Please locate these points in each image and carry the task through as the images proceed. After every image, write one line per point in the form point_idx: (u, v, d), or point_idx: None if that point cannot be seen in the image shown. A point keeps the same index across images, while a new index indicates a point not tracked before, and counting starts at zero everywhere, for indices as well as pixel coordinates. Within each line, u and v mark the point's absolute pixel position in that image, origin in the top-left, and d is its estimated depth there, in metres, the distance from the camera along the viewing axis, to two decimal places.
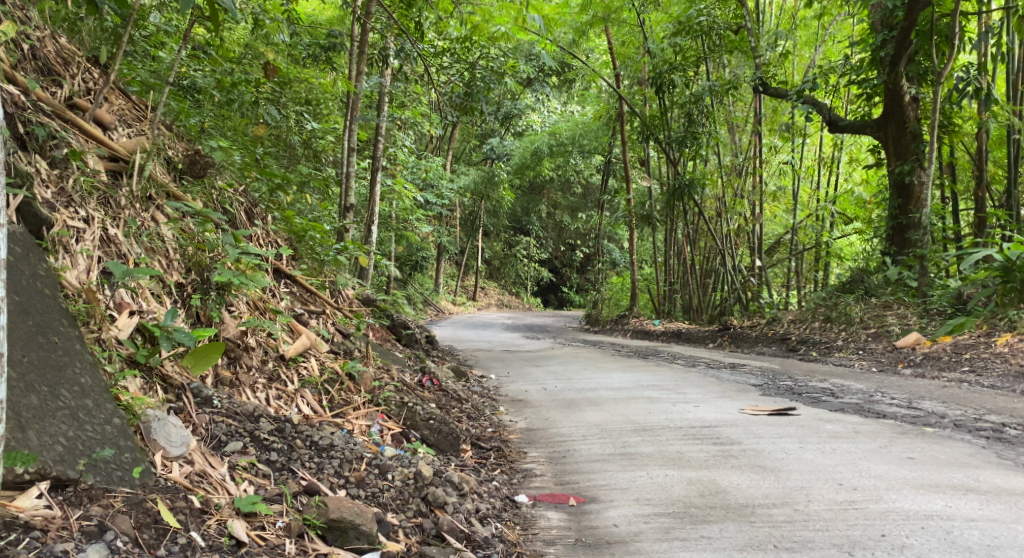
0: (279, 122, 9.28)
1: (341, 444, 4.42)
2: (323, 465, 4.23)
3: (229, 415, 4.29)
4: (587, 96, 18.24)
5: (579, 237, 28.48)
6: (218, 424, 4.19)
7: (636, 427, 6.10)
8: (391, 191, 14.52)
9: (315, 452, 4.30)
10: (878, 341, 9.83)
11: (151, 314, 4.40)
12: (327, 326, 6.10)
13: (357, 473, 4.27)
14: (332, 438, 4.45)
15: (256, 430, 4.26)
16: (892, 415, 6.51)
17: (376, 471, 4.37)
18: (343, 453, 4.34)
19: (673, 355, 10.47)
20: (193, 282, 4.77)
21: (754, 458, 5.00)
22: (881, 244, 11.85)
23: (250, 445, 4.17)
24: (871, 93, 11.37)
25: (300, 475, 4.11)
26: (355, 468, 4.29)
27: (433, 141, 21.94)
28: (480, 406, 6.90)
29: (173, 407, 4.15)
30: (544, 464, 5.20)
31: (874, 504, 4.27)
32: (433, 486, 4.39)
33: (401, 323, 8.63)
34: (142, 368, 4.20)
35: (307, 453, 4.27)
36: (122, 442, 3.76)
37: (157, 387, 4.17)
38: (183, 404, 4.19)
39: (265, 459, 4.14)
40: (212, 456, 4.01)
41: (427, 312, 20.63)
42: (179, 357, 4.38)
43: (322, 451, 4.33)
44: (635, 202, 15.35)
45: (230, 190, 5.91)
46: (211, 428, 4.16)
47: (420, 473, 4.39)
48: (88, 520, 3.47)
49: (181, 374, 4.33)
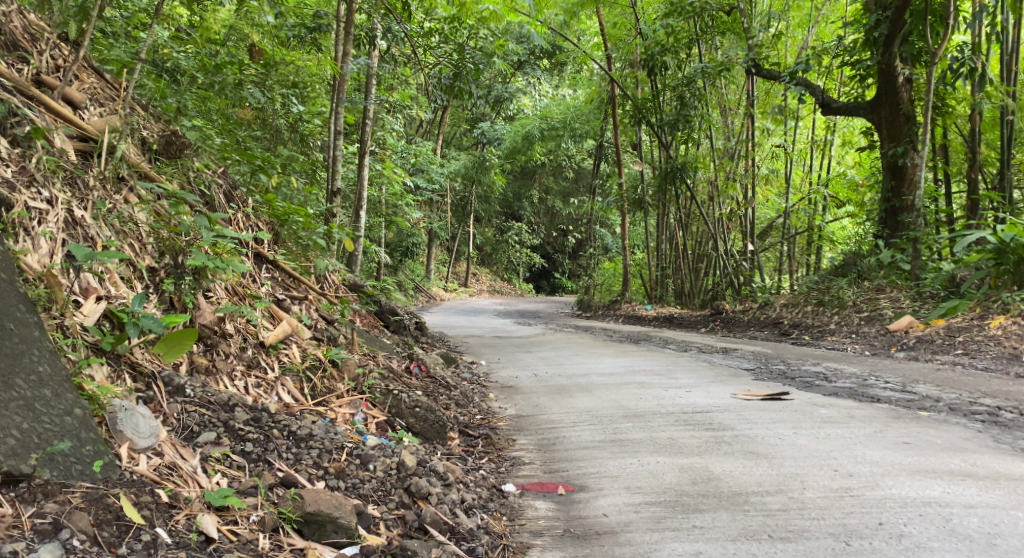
0: (265, 106, 9.10)
1: (320, 433, 4.30)
2: (301, 456, 4.10)
3: (202, 404, 4.15)
4: (579, 79, 18.05)
5: (571, 222, 28.33)
6: (190, 414, 4.05)
7: (627, 413, 5.97)
8: (381, 175, 14.35)
9: (293, 443, 4.16)
10: (871, 324, 9.73)
11: (120, 300, 4.26)
12: (310, 312, 5.97)
13: (337, 463, 4.14)
14: (312, 427, 4.32)
15: (231, 420, 4.12)
16: (887, 399, 6.40)
17: (358, 461, 4.23)
18: (322, 444, 4.20)
19: (665, 340, 10.35)
20: (167, 267, 4.63)
21: (747, 444, 4.88)
22: (874, 227, 11.73)
23: (225, 435, 4.04)
24: (864, 74, 11.22)
25: (277, 466, 3.98)
26: (334, 458, 4.16)
27: (424, 125, 21.75)
28: (468, 393, 6.78)
29: (141, 397, 4.01)
30: (532, 452, 5.08)
31: (871, 490, 4.16)
32: (416, 476, 4.26)
33: (389, 309, 8.49)
34: (109, 356, 4.05)
35: (285, 443, 4.14)
36: (83, 434, 3.62)
37: (125, 376, 4.03)
38: (153, 394, 4.05)
39: (240, 450, 4.01)
40: (183, 447, 3.88)
41: (418, 299, 20.49)
42: (151, 344, 4.25)
43: (300, 441, 4.19)
44: (627, 186, 15.20)
45: (208, 172, 5.80)
46: (182, 418, 4.03)
47: (403, 463, 4.26)
48: (42, 518, 3.35)
49: (151, 362, 4.20)
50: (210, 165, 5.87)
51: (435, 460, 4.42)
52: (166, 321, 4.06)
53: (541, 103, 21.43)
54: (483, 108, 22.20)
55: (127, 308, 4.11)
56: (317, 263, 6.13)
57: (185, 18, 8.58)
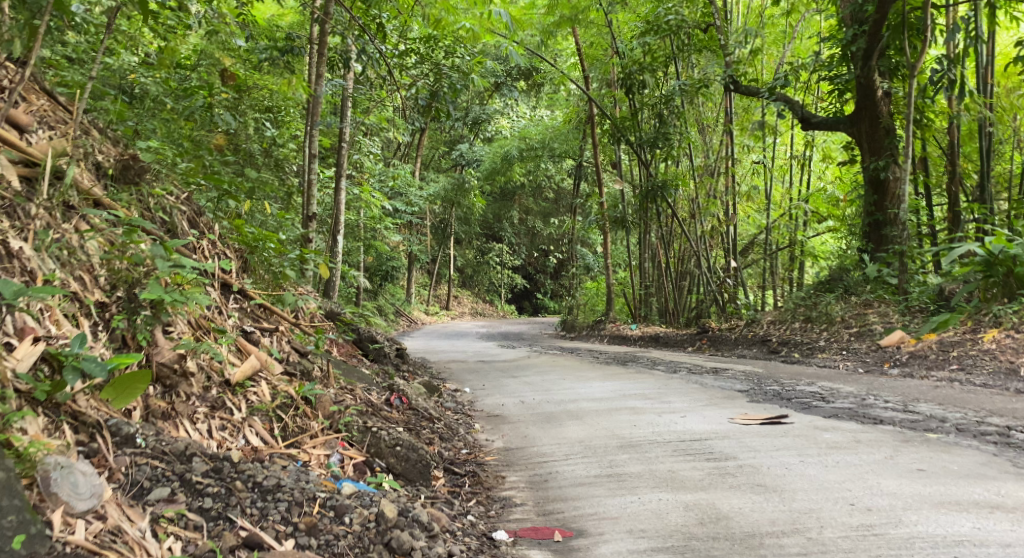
0: (236, 130, 8.76)
1: (289, 483, 3.92)
2: (268, 511, 3.74)
3: (155, 455, 3.76)
4: (557, 99, 17.81)
5: (552, 241, 28.05)
6: (140, 468, 3.68)
7: (621, 443, 5.63)
8: (358, 200, 14.00)
9: (258, 496, 3.80)
10: (862, 340, 9.45)
11: (60, 340, 3.89)
12: (281, 344, 5.60)
13: (308, 517, 3.78)
14: (280, 475, 3.95)
15: (187, 473, 3.75)
16: (888, 420, 6.09)
17: (332, 513, 3.86)
18: (291, 495, 3.84)
19: (653, 361, 10.03)
20: (118, 302, 4.27)
21: (753, 476, 4.55)
22: (857, 241, 11.47)
23: (180, 491, 3.67)
24: (844, 88, 10.99)
25: (239, 525, 3.63)
26: (306, 511, 3.80)
27: (401, 148, 21.44)
28: (452, 425, 6.41)
29: (83, 451, 3.63)
30: (523, 491, 4.73)
31: (895, 528, 3.85)
32: (397, 528, 3.91)
33: (368, 337, 8.11)
34: (47, 406, 3.68)
35: (249, 496, 3.77)
36: (7, 502, 3.27)
37: (64, 428, 3.66)
38: (97, 446, 3.67)
39: (198, 507, 3.64)
40: (130, 507, 3.53)
41: (399, 323, 20.09)
42: (99, 389, 3.88)
43: (267, 494, 3.82)
44: (608, 204, 14.91)
45: (170, 197, 5.45)
46: (131, 473, 3.65)
47: (382, 514, 3.90)
48: None
49: (97, 410, 3.82)
50: (172, 189, 5.52)
51: (417, 507, 4.07)
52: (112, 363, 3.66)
53: (518, 124, 21.16)
54: (461, 129, 21.93)
55: (67, 350, 3.75)
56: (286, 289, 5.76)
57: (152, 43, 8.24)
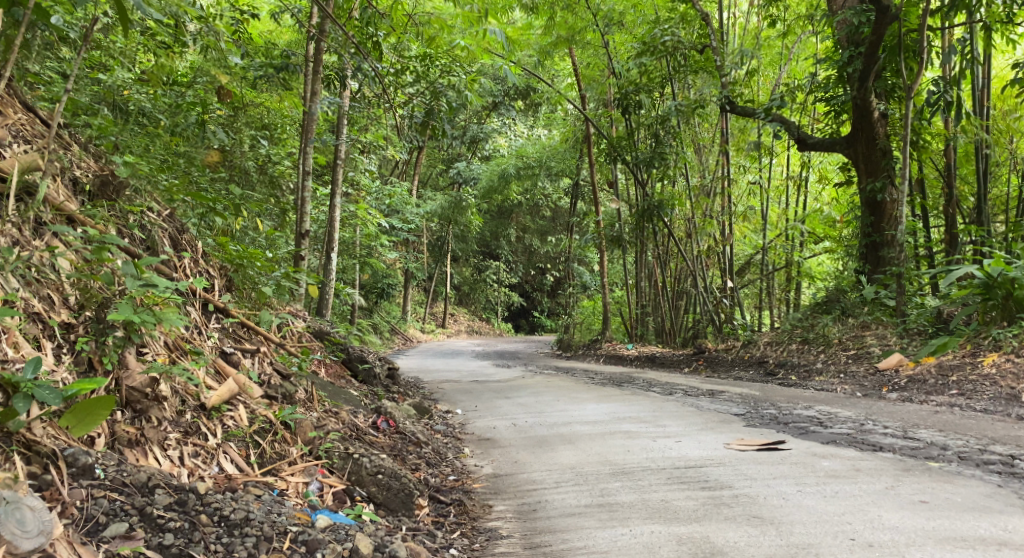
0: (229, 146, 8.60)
1: (259, 516, 3.75)
2: (234, 547, 3.59)
3: (114, 487, 3.60)
4: (554, 118, 17.71)
5: (549, 260, 27.88)
6: (97, 501, 3.53)
7: (613, 470, 5.46)
8: (353, 217, 13.85)
9: (225, 530, 3.64)
10: (860, 363, 9.29)
11: (16, 364, 3.73)
12: (262, 366, 5.43)
13: (278, 553, 3.61)
14: (250, 506, 3.79)
15: (148, 506, 3.59)
16: (888, 447, 5.92)
17: (304, 549, 3.70)
18: (260, 529, 3.68)
19: (648, 382, 9.85)
20: (86, 322, 4.10)
21: (749, 507, 4.38)
22: (855, 262, 11.32)
23: (139, 526, 3.52)
24: (841, 109, 10.86)
25: None
26: (275, 547, 3.64)
27: (398, 166, 21.30)
28: (440, 449, 6.23)
29: (35, 484, 3.48)
30: (510, 521, 4.56)
31: None
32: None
33: (358, 357, 7.94)
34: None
35: (214, 532, 3.62)
36: None
37: (16, 459, 3.50)
38: (51, 477, 3.52)
39: (157, 543, 3.50)
40: (81, 545, 3.39)
41: (394, 341, 19.88)
42: (57, 416, 3.72)
43: (234, 528, 3.66)
44: (605, 223, 14.76)
45: (150, 213, 5.28)
46: (86, 507, 3.50)
47: (357, 549, 3.73)
48: None
49: (54, 439, 3.64)
50: (153, 206, 5.36)
51: (394, 541, 3.89)
52: (71, 390, 3.62)
53: (515, 142, 21.04)
54: (458, 147, 21.81)
55: (21, 376, 3.60)
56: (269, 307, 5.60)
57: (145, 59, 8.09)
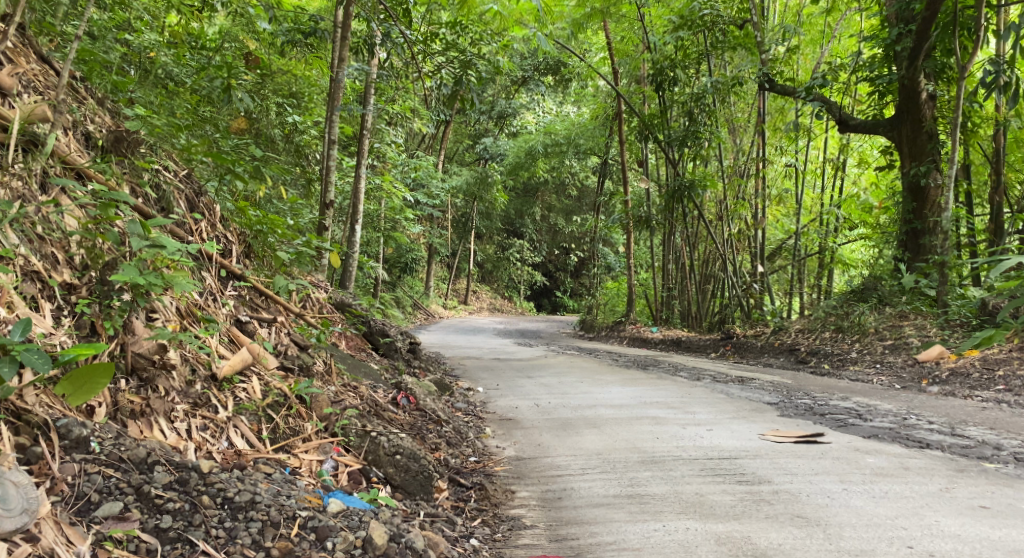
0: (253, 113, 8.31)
1: (266, 499, 3.50)
2: (237, 532, 3.35)
3: (110, 463, 3.37)
4: (584, 94, 17.30)
5: (573, 240, 27.53)
6: (90, 478, 3.30)
7: (643, 458, 5.16)
8: (378, 188, 13.55)
9: (228, 513, 3.40)
10: (897, 353, 8.91)
11: (8, 325, 3.48)
12: (279, 336, 5.16)
13: (284, 541, 3.37)
14: (257, 489, 3.54)
15: (145, 484, 3.36)
16: (935, 445, 5.58)
17: (314, 536, 3.45)
18: (266, 514, 3.43)
19: (675, 366, 9.54)
20: (89, 285, 3.86)
21: (792, 505, 4.10)
22: (892, 249, 10.90)
23: (135, 506, 3.30)
24: (886, 90, 10.40)
25: (201, 549, 3.26)
26: (281, 534, 3.39)
27: (425, 140, 20.97)
28: (461, 429, 5.96)
29: (23, 457, 3.26)
30: (534, 510, 4.29)
31: None
32: (387, 556, 3.49)
33: (379, 330, 7.67)
34: None
35: (216, 515, 3.38)
36: None
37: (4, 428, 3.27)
38: (41, 450, 3.29)
39: (153, 526, 3.27)
40: (71, 526, 3.18)
41: (416, 316, 19.63)
42: (53, 383, 3.48)
43: (238, 511, 3.42)
44: (634, 203, 14.38)
45: (166, 173, 5.02)
46: (78, 484, 3.28)
47: (371, 540, 3.49)
48: None
49: (47, 407, 3.42)
50: (168, 165, 5.08)
51: (411, 531, 3.63)
52: (66, 356, 3.33)
53: (544, 119, 20.67)
54: (485, 122, 21.45)
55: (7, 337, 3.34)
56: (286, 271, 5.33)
57: (171, 20, 7.82)
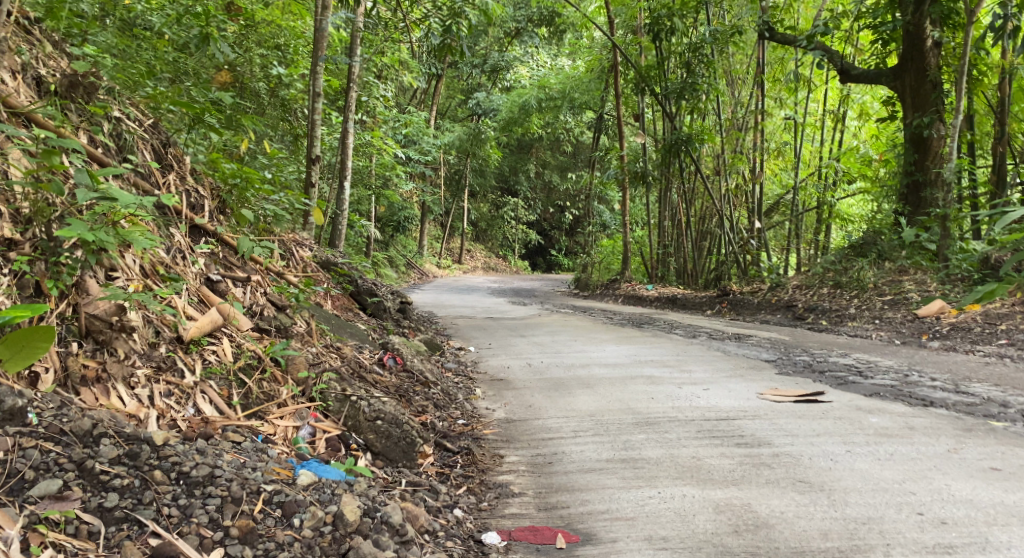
0: (237, 66, 8.01)
1: (227, 474, 3.28)
2: (193, 511, 3.12)
3: (50, 436, 3.15)
4: (579, 46, 16.88)
5: (568, 198, 27.22)
6: (26, 453, 3.08)
7: (637, 419, 4.95)
8: (368, 144, 13.19)
9: (184, 490, 3.17)
10: (897, 308, 8.68)
11: None
12: (255, 296, 4.92)
13: (245, 519, 3.15)
14: (218, 462, 3.32)
15: (89, 460, 3.13)
16: (940, 403, 5.37)
17: (279, 513, 3.24)
18: (226, 489, 3.21)
19: (671, 324, 9.31)
20: (35, 240, 3.61)
21: (794, 469, 3.89)
22: (893, 203, 10.61)
23: (77, 484, 3.08)
24: (889, 37, 10.06)
25: (150, 530, 3.05)
26: (242, 511, 3.18)
27: (417, 95, 20.54)
28: (450, 390, 5.72)
29: None
30: (523, 476, 4.08)
31: (981, 553, 3.26)
32: (360, 533, 3.29)
33: (367, 290, 7.41)
34: None
35: (170, 492, 3.15)
36: None
37: None
38: None
39: (97, 505, 3.05)
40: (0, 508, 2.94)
41: (409, 276, 19.36)
42: None
43: (195, 487, 3.19)
44: (629, 158, 14.06)
45: (129, 123, 4.87)
46: (11, 461, 3.05)
47: (342, 516, 3.28)
48: None
49: None
50: (130, 114, 4.92)
51: (387, 505, 3.43)
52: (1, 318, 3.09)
53: (538, 73, 20.25)
54: (478, 76, 21.03)
55: None
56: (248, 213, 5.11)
57: None
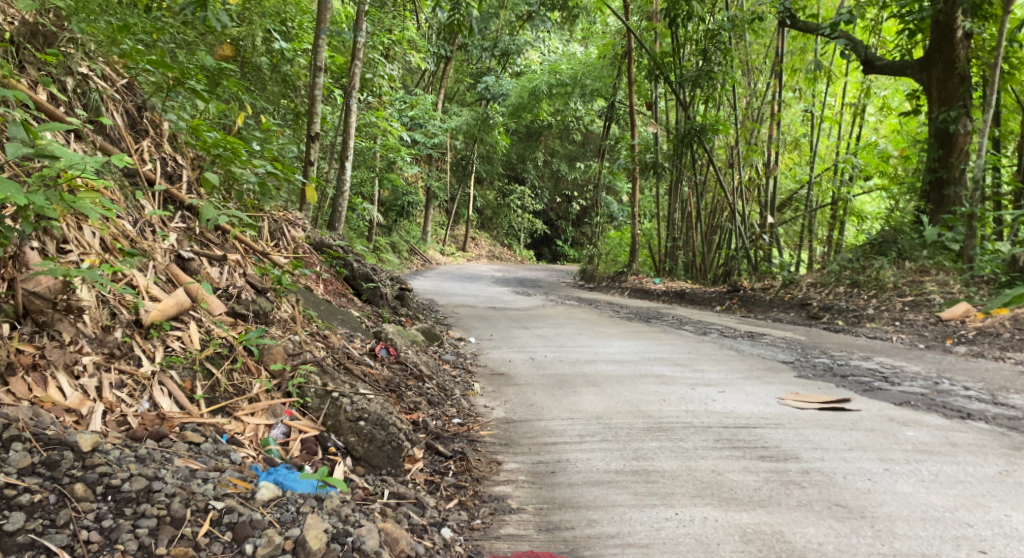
0: (238, 40, 7.55)
1: (169, 486, 3.01)
2: (118, 534, 2.86)
3: None
4: (592, 32, 16.33)
5: (576, 187, 26.69)
6: None
7: (649, 424, 4.50)
8: (371, 125, 12.69)
9: (111, 508, 2.91)
10: (919, 310, 8.15)
11: None
12: (233, 278, 4.48)
13: (184, 546, 2.89)
14: (160, 474, 3.04)
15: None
16: (978, 416, 4.90)
17: (229, 537, 2.97)
18: (164, 508, 2.95)
19: (680, 319, 8.83)
20: None
21: (828, 490, 3.58)
22: (913, 201, 9.92)
23: None
24: (915, 26, 9.37)
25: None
26: (182, 535, 2.91)
27: (424, 79, 19.99)
28: (446, 385, 5.27)
29: None
30: (523, 488, 3.72)
31: None
32: None
33: (363, 275, 6.95)
34: None
35: (94, 510, 2.89)
36: None
37: None
38: None
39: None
40: None
41: (412, 262, 18.89)
42: None
43: (126, 504, 2.93)
44: (640, 147, 13.55)
45: (99, 81, 4.57)
46: None
47: (302, 543, 2.98)
48: None
49: None
50: (100, 72, 4.59)
51: (363, 526, 3.12)
52: None
53: (549, 59, 19.67)
54: (488, 60, 20.51)
55: None
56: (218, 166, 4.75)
57: None
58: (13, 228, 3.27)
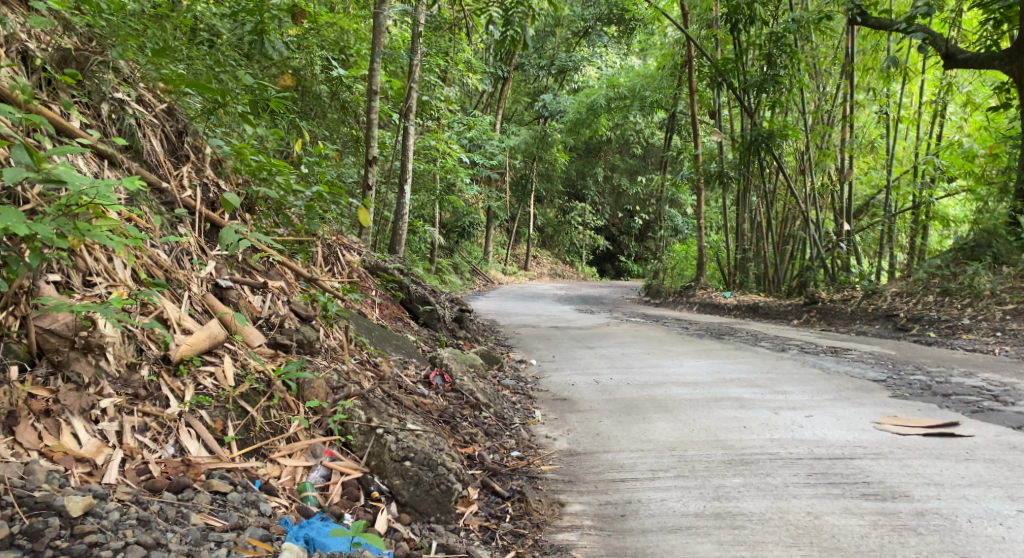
0: (298, 68, 7.29)
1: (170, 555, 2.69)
2: None
3: None
4: (651, 43, 15.82)
5: (638, 202, 26.17)
6: None
7: (729, 456, 4.03)
8: (428, 148, 12.38)
9: None
10: (1022, 319, 7.48)
11: None
12: (275, 306, 4.16)
13: None
14: (164, 539, 2.73)
15: None
16: None
17: None
18: None
19: (756, 335, 8.28)
20: None
21: (953, 539, 3.24)
22: (1005, 202, 9.12)
23: None
24: (1003, 16, 8.66)
25: None
26: None
27: (482, 98, 19.66)
28: (505, 413, 4.87)
29: None
30: (590, 536, 3.37)
31: None
32: None
33: (419, 297, 6.59)
34: None
35: None
36: None
37: None
38: None
39: None
40: None
41: (474, 283, 18.58)
42: None
43: None
44: (703, 158, 12.97)
45: (136, 105, 4.24)
46: None
47: None
48: None
49: None
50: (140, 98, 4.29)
51: None
52: None
53: (607, 73, 19.20)
54: (545, 78, 20.14)
55: None
56: (264, 189, 4.47)
57: None
58: (22, 260, 2.99)
